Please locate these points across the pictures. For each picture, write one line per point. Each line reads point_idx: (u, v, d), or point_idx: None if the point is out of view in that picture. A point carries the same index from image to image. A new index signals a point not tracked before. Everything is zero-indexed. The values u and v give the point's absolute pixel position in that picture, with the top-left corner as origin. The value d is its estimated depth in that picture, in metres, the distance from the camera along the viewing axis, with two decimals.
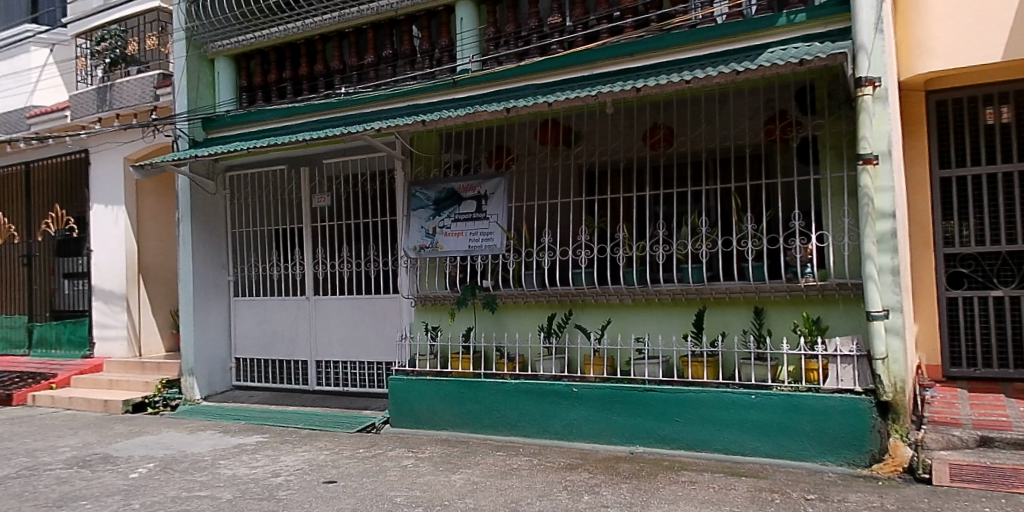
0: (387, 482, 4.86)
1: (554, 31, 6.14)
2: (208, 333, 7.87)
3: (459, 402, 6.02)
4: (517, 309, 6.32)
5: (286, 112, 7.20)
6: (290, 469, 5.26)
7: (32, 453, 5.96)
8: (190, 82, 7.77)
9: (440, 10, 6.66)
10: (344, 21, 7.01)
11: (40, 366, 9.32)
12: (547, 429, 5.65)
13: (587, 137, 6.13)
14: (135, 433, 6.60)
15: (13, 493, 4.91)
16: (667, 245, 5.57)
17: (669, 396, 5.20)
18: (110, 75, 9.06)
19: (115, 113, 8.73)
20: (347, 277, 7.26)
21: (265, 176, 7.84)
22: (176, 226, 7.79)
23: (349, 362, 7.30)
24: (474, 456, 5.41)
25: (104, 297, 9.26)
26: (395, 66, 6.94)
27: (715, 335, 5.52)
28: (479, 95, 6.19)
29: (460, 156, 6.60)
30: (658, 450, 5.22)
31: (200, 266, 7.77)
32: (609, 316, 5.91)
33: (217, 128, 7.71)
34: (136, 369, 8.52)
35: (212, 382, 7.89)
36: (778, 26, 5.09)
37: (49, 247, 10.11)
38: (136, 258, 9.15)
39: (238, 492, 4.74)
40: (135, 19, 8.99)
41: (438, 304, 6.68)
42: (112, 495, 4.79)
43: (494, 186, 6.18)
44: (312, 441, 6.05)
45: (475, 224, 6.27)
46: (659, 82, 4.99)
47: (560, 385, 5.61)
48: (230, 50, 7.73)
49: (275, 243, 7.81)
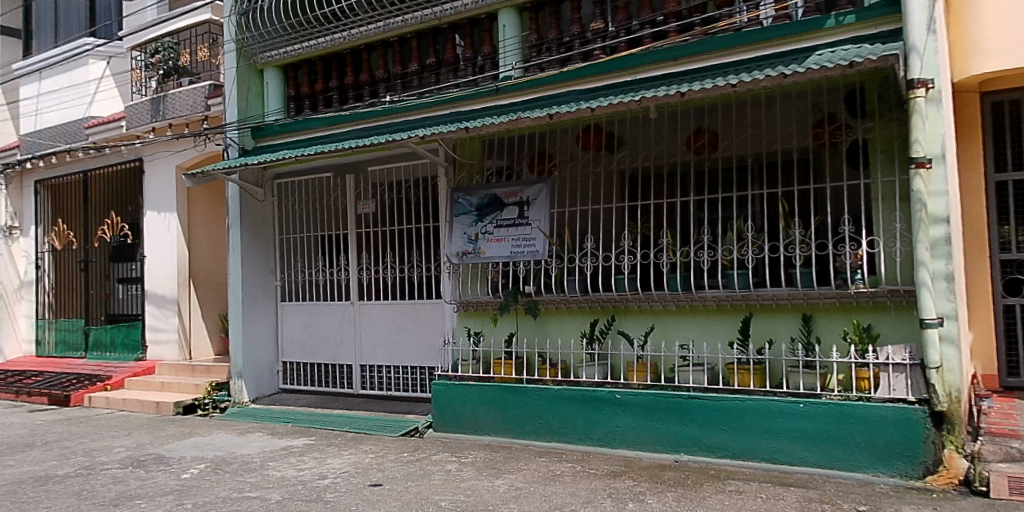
0: (432, 487, 4.90)
1: (595, 37, 6.11)
2: (257, 337, 8.02)
3: (502, 407, 6.03)
4: (559, 315, 6.30)
5: (333, 120, 7.33)
6: (336, 471, 5.33)
7: (90, 453, 6.16)
8: (240, 92, 7.96)
9: (483, 17, 6.69)
10: (388, 31, 7.10)
11: (96, 368, 9.62)
12: (590, 435, 5.64)
13: (630, 142, 6.08)
14: (185, 434, 6.77)
15: (72, 491, 5.08)
16: (712, 251, 5.52)
17: (714, 403, 5.13)
18: (163, 87, 9.32)
19: (168, 123, 8.99)
20: (391, 282, 7.34)
21: (311, 183, 7.99)
22: (226, 232, 7.98)
23: (393, 366, 7.38)
24: (517, 462, 5.42)
25: (156, 301, 9.52)
26: (439, 73, 7.02)
27: (761, 343, 5.43)
28: (521, 102, 6.21)
29: (502, 163, 6.59)
30: (704, 458, 5.15)
31: (249, 272, 7.94)
32: (653, 322, 5.87)
33: (266, 136, 7.89)
34: (187, 372, 8.74)
35: (260, 385, 8.04)
36: (826, 29, 5.02)
37: (105, 253, 10.45)
38: (187, 264, 9.39)
39: (286, 494, 4.83)
40: (187, 31, 9.25)
41: (480, 310, 6.71)
42: (166, 494, 4.92)
43: (536, 192, 6.22)
44: (356, 444, 6.13)
45: (518, 229, 6.30)
46: (704, 86, 4.96)
47: (604, 391, 5.58)
48: (279, 60, 7.89)
49: (321, 248, 7.93)
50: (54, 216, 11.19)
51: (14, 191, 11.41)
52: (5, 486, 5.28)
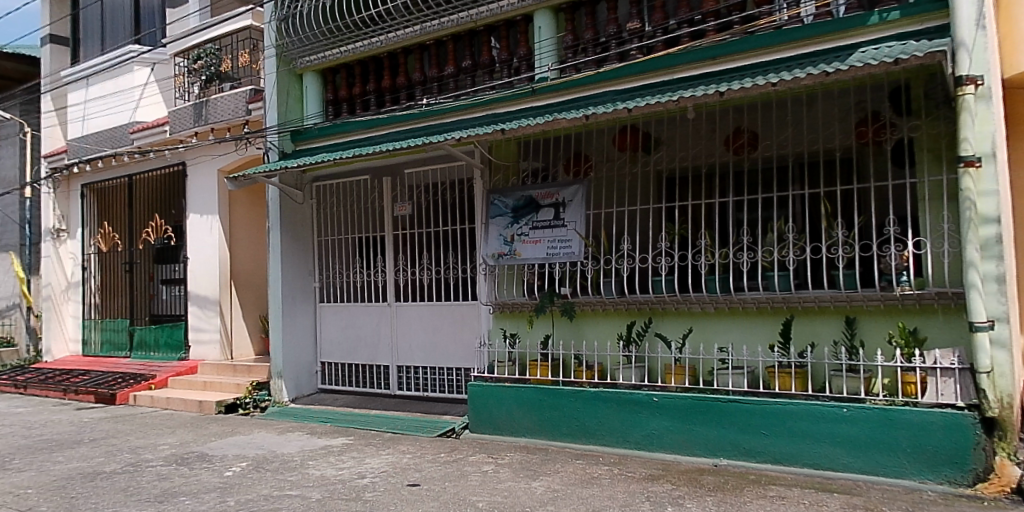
0: (469, 487, 4.90)
1: (632, 37, 6.07)
2: (296, 338, 8.13)
3: (538, 410, 6.01)
4: (595, 317, 6.26)
5: (370, 123, 7.42)
6: (375, 471, 5.37)
7: (135, 450, 6.30)
8: (280, 96, 8.09)
9: (519, 19, 6.69)
10: (425, 34, 7.15)
11: (141, 368, 9.85)
12: (627, 439, 5.58)
13: (667, 143, 6.03)
14: (226, 433, 6.88)
15: (119, 487, 5.20)
16: (752, 252, 5.44)
17: (754, 408, 5.05)
18: (206, 92, 9.52)
19: (210, 127, 9.18)
20: (427, 283, 7.39)
21: (348, 186, 8.08)
22: (267, 235, 8.12)
23: (429, 368, 7.42)
24: (554, 464, 5.40)
25: (198, 302, 9.71)
26: (475, 76, 7.05)
27: (803, 346, 5.32)
28: (558, 103, 6.20)
29: (537, 164, 6.59)
30: (744, 463, 5.07)
31: (288, 273, 8.06)
32: (691, 324, 5.79)
33: (304, 140, 8.01)
34: (228, 371, 8.91)
35: (299, 386, 8.14)
36: (870, 25, 4.91)
37: (149, 255, 10.71)
38: (228, 266, 9.56)
39: (326, 492, 4.87)
40: (229, 38, 9.42)
41: (516, 312, 6.70)
42: (209, 491, 5.00)
43: (572, 194, 6.20)
44: (394, 444, 6.17)
45: (554, 231, 6.28)
46: (744, 85, 4.89)
47: (641, 394, 5.53)
48: (317, 65, 8.00)
49: (358, 250, 8.02)
50: (101, 219, 11.48)
51: (63, 195, 11.74)
52: (55, 481, 5.43)
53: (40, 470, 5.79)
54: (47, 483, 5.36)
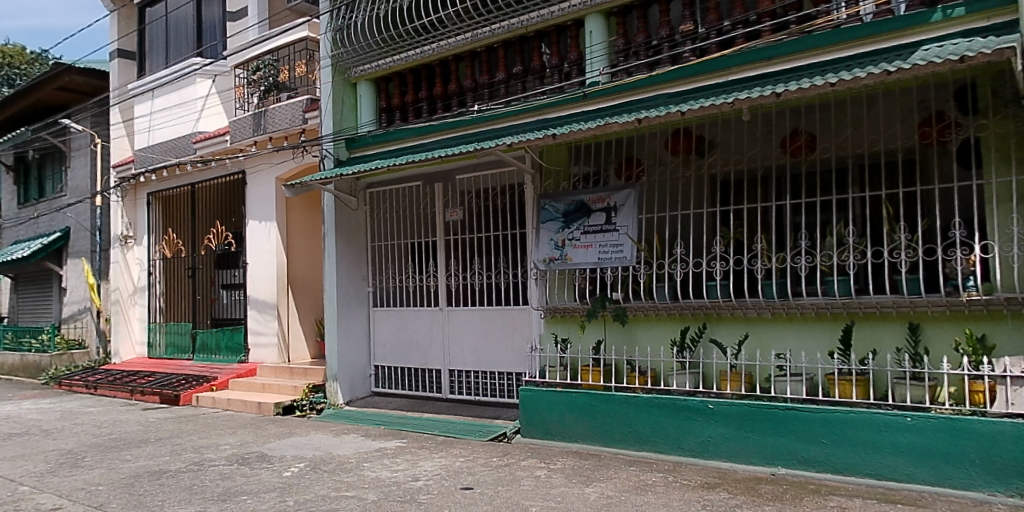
0: (522, 492, 4.91)
1: (685, 39, 6.02)
2: (351, 341, 8.29)
3: (590, 415, 6.00)
4: (647, 322, 6.19)
5: (422, 130, 7.53)
6: (429, 474, 5.43)
7: (198, 450, 6.51)
8: (335, 104, 8.28)
9: (569, 24, 6.71)
10: (476, 41, 7.23)
11: (203, 370, 10.20)
12: (681, 446, 5.51)
13: (722, 145, 5.96)
14: (284, 434, 7.06)
15: (185, 485, 5.38)
16: (810, 256, 5.33)
17: (813, 415, 4.94)
18: (264, 102, 9.78)
19: (268, 136, 9.46)
20: (479, 288, 7.45)
21: (401, 192, 8.20)
22: (323, 240, 8.32)
23: (480, 372, 7.46)
24: (607, 470, 5.38)
25: (258, 307, 9.99)
26: (525, 81, 7.09)
27: (864, 354, 5.16)
28: (609, 107, 6.19)
29: (589, 169, 6.59)
30: (803, 472, 4.95)
31: (343, 278, 8.23)
32: (747, 330, 5.69)
33: (359, 148, 8.17)
34: (286, 374, 9.16)
35: (353, 388, 8.30)
36: (933, 22, 4.75)
37: (210, 261, 11.09)
38: (285, 271, 9.81)
39: (382, 494, 4.95)
40: (287, 49, 9.61)
41: (567, 316, 6.71)
42: (270, 491, 5.13)
43: (624, 198, 6.17)
44: (447, 448, 6.23)
45: (605, 236, 6.26)
46: (801, 85, 4.81)
47: (695, 400, 5.46)
48: (371, 73, 8.15)
49: (410, 256, 8.13)
50: (165, 226, 11.91)
51: (131, 203, 12.24)
52: (124, 478, 5.65)
53: (110, 467, 6.04)
54: (117, 480, 5.59)
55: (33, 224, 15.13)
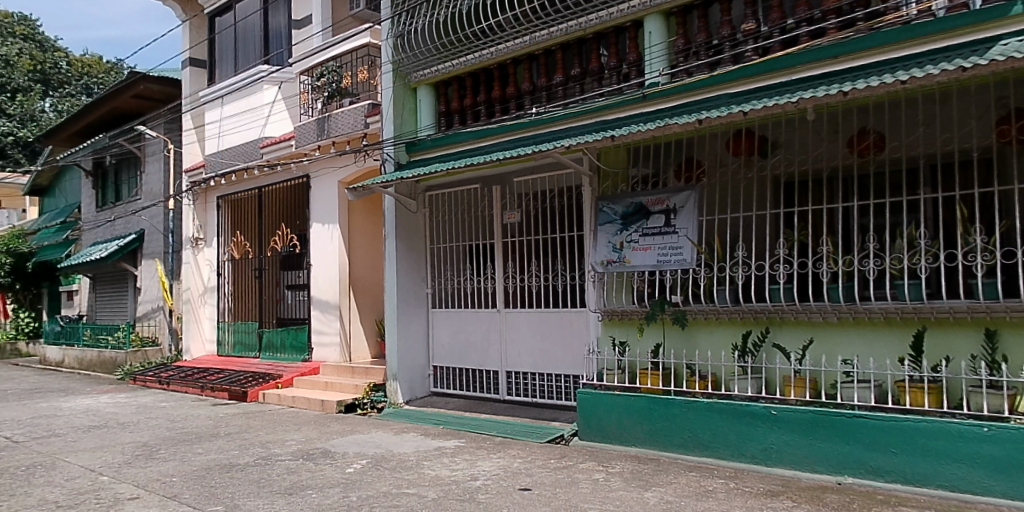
0: (581, 494, 4.91)
1: (747, 38, 5.93)
2: (410, 341, 8.43)
3: (648, 418, 5.95)
4: (708, 325, 6.12)
5: (480, 133, 7.61)
6: (487, 474, 5.48)
7: (265, 445, 6.72)
8: (396, 109, 8.45)
9: (628, 25, 6.68)
10: (534, 44, 7.27)
11: (269, 368, 10.54)
12: (742, 453, 5.42)
13: (785, 145, 5.84)
14: (346, 431, 7.22)
15: (253, 479, 5.56)
16: (879, 259, 5.17)
17: (881, 423, 4.78)
18: (328, 108, 9.96)
19: (331, 141, 9.71)
20: (536, 291, 7.47)
21: (459, 195, 8.29)
22: (383, 242, 8.49)
23: (538, 373, 7.49)
24: (666, 475, 5.32)
25: (321, 307, 10.25)
26: (583, 83, 7.09)
27: (937, 361, 4.95)
28: (668, 108, 6.13)
29: (647, 171, 6.54)
30: (870, 482, 4.79)
31: (403, 279, 8.38)
32: (812, 335, 5.55)
33: (419, 151, 8.30)
34: (347, 373, 9.38)
35: (413, 388, 8.44)
36: (1012, 16, 4.53)
37: (275, 262, 11.44)
38: (347, 272, 10.04)
39: (442, 492, 5.02)
40: (350, 55, 9.88)
41: (625, 319, 6.66)
42: (333, 486, 5.26)
43: (684, 200, 6.12)
44: (505, 448, 6.28)
45: (664, 238, 6.21)
46: (869, 84, 4.68)
47: (758, 406, 5.36)
48: (430, 78, 8.28)
49: (469, 257, 8.22)
50: (233, 228, 12.34)
51: (201, 206, 12.76)
52: (196, 471, 5.87)
53: (183, 460, 6.29)
54: (189, 473, 5.81)
55: (110, 227, 15.91)
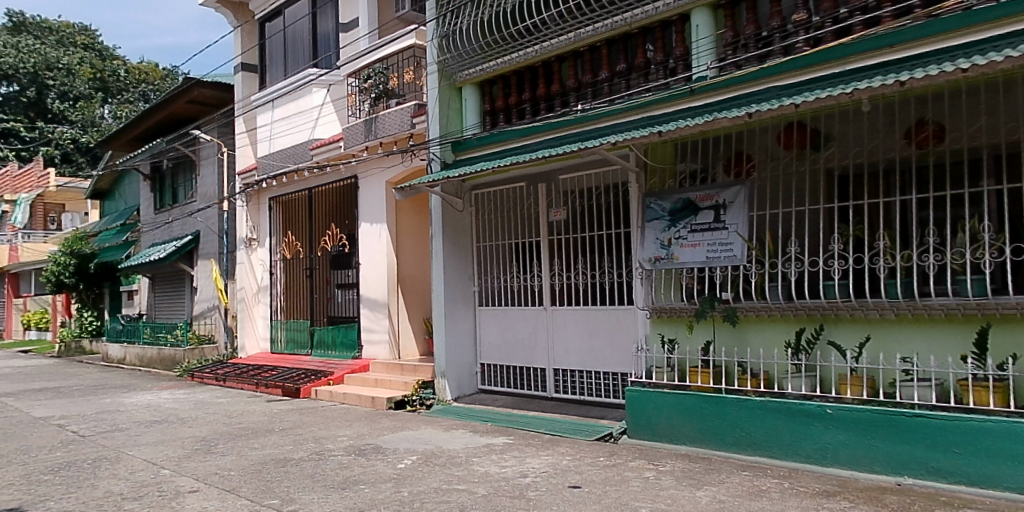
0: (631, 492, 4.88)
1: (798, 29, 5.81)
2: (458, 339, 8.50)
3: (699, 417, 5.88)
4: (760, 323, 6.00)
5: (526, 131, 7.62)
6: (536, 471, 5.49)
7: (318, 440, 6.87)
8: (441, 109, 8.53)
9: (674, 19, 6.60)
10: (579, 41, 7.24)
11: (321, 365, 10.77)
12: (796, 452, 5.31)
13: (840, 138, 5.69)
14: (397, 428, 7.33)
15: (308, 473, 5.68)
16: (939, 254, 5.00)
17: (944, 423, 4.62)
18: (375, 109, 10.18)
19: (379, 142, 9.86)
20: (583, 288, 7.46)
21: (505, 193, 8.32)
22: (430, 241, 8.59)
23: (585, 371, 7.48)
24: (718, 474, 5.25)
25: (370, 305, 10.41)
26: (629, 79, 7.04)
27: (1004, 359, 4.71)
28: (717, 102, 6.03)
29: (696, 166, 6.45)
30: (933, 483, 4.64)
31: (450, 278, 8.46)
32: (869, 332, 5.38)
33: (465, 150, 8.37)
34: (396, 370, 9.52)
35: (461, 385, 8.51)
36: None
37: (325, 261, 11.68)
38: (395, 270, 10.19)
39: (492, 489, 5.05)
40: (396, 57, 10.00)
41: (674, 316, 6.58)
42: (385, 482, 5.34)
43: (734, 195, 6.03)
44: (554, 446, 6.29)
45: (713, 234, 6.13)
46: (928, 72, 4.52)
47: (813, 405, 5.25)
48: (475, 77, 8.33)
49: (515, 256, 8.24)
50: (284, 229, 12.63)
51: (254, 208, 13.11)
52: (253, 465, 6.04)
53: (240, 454, 6.47)
54: (247, 467, 5.98)
55: (168, 228, 16.46)
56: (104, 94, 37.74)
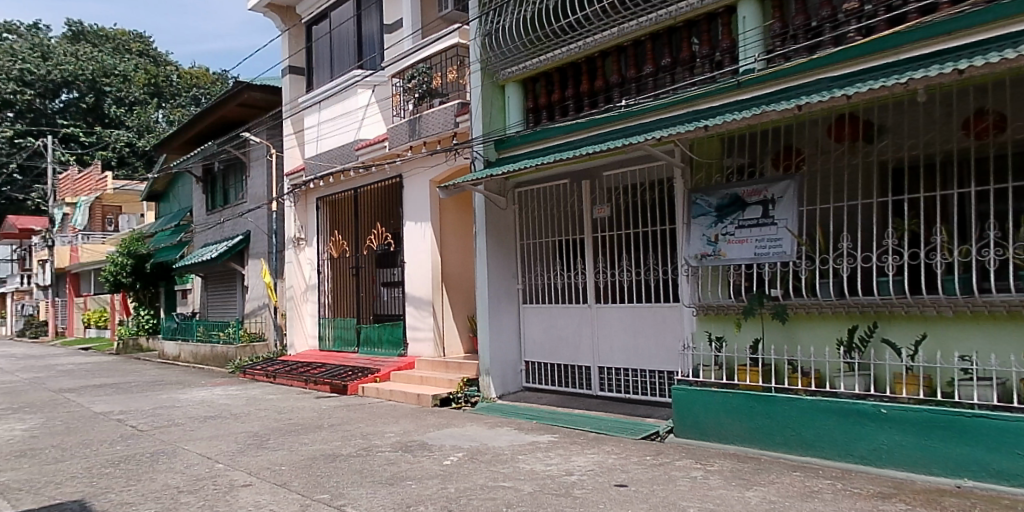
0: (679, 492, 4.82)
1: (849, 18, 5.65)
2: (503, 337, 8.52)
3: (748, 416, 5.78)
4: (811, 320, 5.85)
5: (569, 128, 7.59)
6: (582, 469, 5.47)
7: (366, 436, 6.97)
8: (484, 108, 8.56)
9: (721, 11, 6.49)
10: (623, 36, 7.17)
11: (367, 362, 10.93)
12: (849, 452, 5.17)
13: (894, 129, 5.52)
14: (443, 425, 7.39)
15: (356, 469, 5.77)
16: (1000, 249, 4.80)
17: (1007, 424, 4.43)
18: (419, 109, 10.28)
19: (423, 141, 9.97)
20: (628, 286, 7.40)
21: (547, 191, 8.31)
22: (474, 239, 8.63)
23: (631, 369, 7.42)
24: (768, 474, 5.14)
25: (415, 303, 10.52)
26: (674, 73, 6.94)
27: None
28: (765, 95, 5.89)
29: (743, 160, 6.33)
30: (994, 486, 4.46)
31: (494, 276, 8.49)
32: (926, 330, 5.18)
33: (508, 148, 8.38)
34: (441, 368, 9.59)
35: (505, 383, 8.54)
36: None
37: (372, 260, 11.87)
38: (440, 269, 10.28)
39: (538, 486, 5.05)
40: (439, 56, 10.07)
41: (722, 314, 6.46)
42: (432, 478, 5.39)
43: (783, 190, 5.91)
44: (600, 444, 6.25)
45: (762, 230, 6.02)
46: (988, 60, 4.33)
47: (866, 404, 5.09)
48: (518, 75, 8.33)
49: (559, 253, 8.22)
50: (330, 228, 12.84)
51: (301, 208, 13.39)
52: (303, 460, 6.16)
53: (290, 449, 6.62)
54: (297, 462, 6.11)
55: (219, 229, 16.93)
56: (159, 99, 39.05)
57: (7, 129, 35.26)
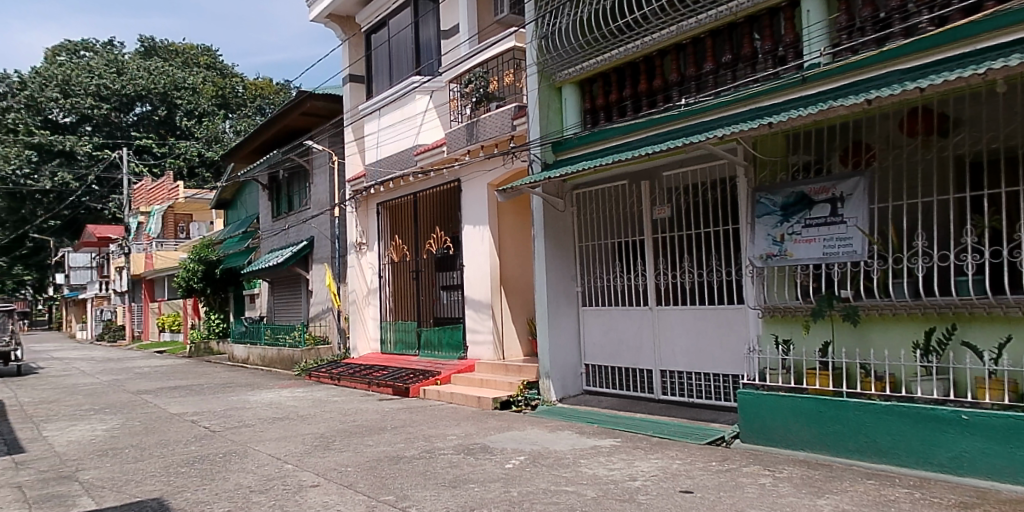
0: (747, 499, 4.69)
1: (920, 8, 5.43)
2: (562, 340, 8.50)
3: (818, 421, 5.58)
4: (884, 322, 5.62)
5: (627, 128, 7.52)
6: (646, 474, 5.39)
7: (428, 439, 7.06)
8: (542, 110, 8.56)
9: (783, 5, 6.31)
10: (681, 34, 7.06)
11: (428, 365, 11.08)
12: (928, 460, 4.92)
13: (971, 121, 5.25)
14: (503, 428, 7.41)
15: (420, 471, 5.85)
16: None
17: None
18: (476, 112, 10.36)
19: (480, 145, 10.08)
20: (689, 287, 7.27)
21: (605, 192, 8.24)
22: (533, 242, 8.64)
23: (693, 373, 7.28)
24: (841, 482, 4.96)
25: (474, 306, 10.61)
26: (736, 70, 6.80)
27: None
28: (832, 89, 5.68)
29: (810, 157, 6.14)
30: None
31: (553, 278, 8.48)
32: (1009, 332, 4.89)
33: (565, 150, 8.36)
34: (501, 370, 9.65)
35: (566, 386, 8.51)
36: None
37: (430, 264, 12.00)
38: (498, 271, 10.33)
39: (601, 491, 5.00)
40: (495, 60, 10.08)
41: (789, 316, 6.28)
42: (494, 481, 5.41)
43: (852, 187, 5.67)
44: (663, 449, 6.15)
45: (830, 229, 5.80)
46: None
47: (946, 410, 4.84)
48: (575, 76, 8.29)
49: (618, 255, 8.14)
50: (390, 233, 13.09)
51: (362, 213, 13.70)
52: (368, 462, 6.28)
53: (356, 451, 6.76)
54: (363, 463, 6.23)
55: (284, 235, 17.44)
56: (225, 111, 40.58)
57: (87, 142, 37.26)
